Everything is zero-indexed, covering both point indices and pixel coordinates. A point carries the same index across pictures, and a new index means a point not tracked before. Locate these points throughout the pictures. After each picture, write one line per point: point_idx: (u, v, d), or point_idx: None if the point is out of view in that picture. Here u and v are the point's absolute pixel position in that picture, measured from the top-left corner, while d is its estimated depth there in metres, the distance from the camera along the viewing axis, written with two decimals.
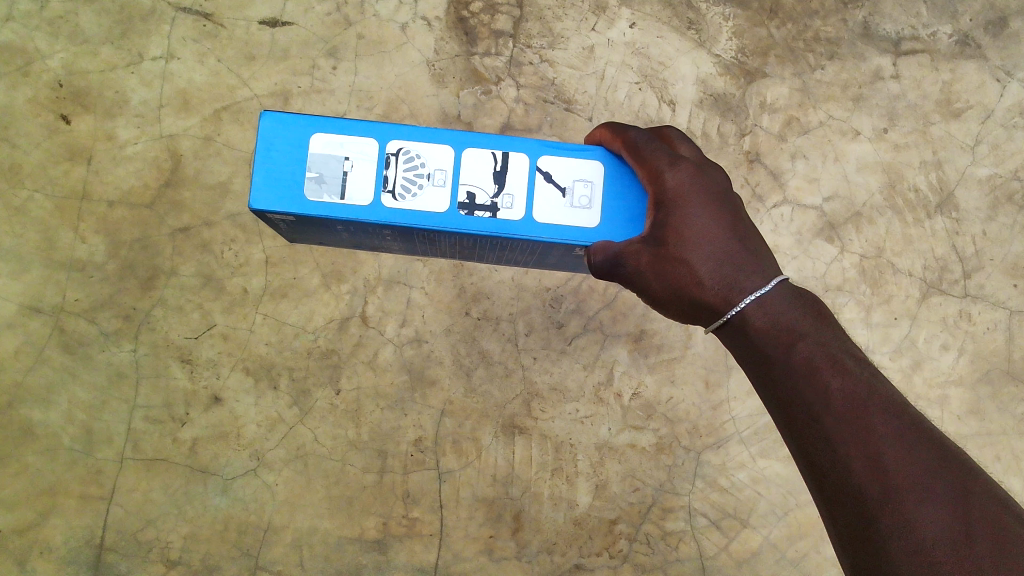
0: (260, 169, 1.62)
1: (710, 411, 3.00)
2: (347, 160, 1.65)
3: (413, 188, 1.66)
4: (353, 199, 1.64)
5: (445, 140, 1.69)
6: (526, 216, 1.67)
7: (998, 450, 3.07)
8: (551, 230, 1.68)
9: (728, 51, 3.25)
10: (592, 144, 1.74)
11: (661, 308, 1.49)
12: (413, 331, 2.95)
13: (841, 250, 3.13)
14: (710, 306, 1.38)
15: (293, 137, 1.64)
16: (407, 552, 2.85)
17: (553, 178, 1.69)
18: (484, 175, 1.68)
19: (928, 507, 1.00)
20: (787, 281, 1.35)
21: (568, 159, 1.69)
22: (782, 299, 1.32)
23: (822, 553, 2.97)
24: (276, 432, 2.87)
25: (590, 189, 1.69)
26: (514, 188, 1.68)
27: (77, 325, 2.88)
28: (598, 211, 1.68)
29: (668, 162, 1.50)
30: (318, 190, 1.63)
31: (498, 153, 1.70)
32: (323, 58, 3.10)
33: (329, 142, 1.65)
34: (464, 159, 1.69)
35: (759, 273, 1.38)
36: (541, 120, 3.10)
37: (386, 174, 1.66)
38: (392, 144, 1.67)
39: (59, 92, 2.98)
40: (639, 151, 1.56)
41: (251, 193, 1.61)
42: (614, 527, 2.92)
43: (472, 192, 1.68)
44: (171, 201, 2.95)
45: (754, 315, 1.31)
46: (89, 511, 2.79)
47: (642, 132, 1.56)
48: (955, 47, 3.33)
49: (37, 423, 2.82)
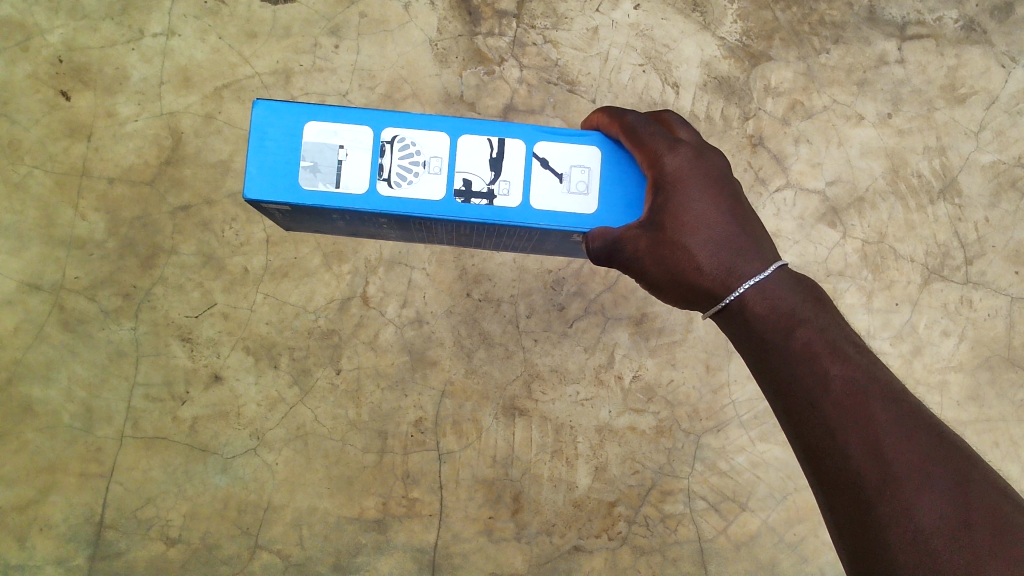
0: (254, 159, 1.61)
1: (710, 395, 3.00)
2: (342, 149, 1.62)
3: (408, 176, 1.64)
4: (349, 188, 1.62)
5: (441, 127, 1.66)
6: (522, 203, 1.66)
7: (996, 436, 3.09)
8: (550, 217, 1.66)
9: (732, 34, 3.23)
10: (589, 129, 1.72)
11: (660, 292, 1.48)
12: (414, 312, 2.95)
13: (843, 235, 3.13)
14: (709, 291, 1.37)
15: (287, 126, 1.62)
16: (407, 532, 2.85)
17: (550, 164, 1.67)
18: (480, 162, 1.66)
19: (926, 495, 1.00)
20: (786, 266, 1.34)
21: (565, 145, 1.68)
22: (781, 285, 1.32)
23: (820, 537, 2.98)
24: (277, 411, 2.87)
25: (588, 174, 1.67)
26: (510, 175, 1.66)
27: (77, 302, 2.87)
28: (595, 196, 1.66)
29: (667, 145, 1.49)
30: (313, 179, 1.61)
31: (494, 139, 1.67)
32: (325, 37, 3.08)
33: (322, 131, 1.63)
34: (460, 146, 1.67)
35: (759, 259, 1.37)
36: (544, 102, 3.09)
37: (382, 162, 1.64)
38: (387, 131, 1.65)
39: (59, 68, 2.96)
40: (637, 135, 1.54)
41: (245, 183, 1.60)
42: (613, 509, 2.93)
43: (468, 178, 1.66)
44: (171, 178, 2.94)
45: (753, 301, 1.31)
46: (89, 488, 2.79)
47: (639, 115, 1.55)
48: (961, 32, 3.32)
49: (37, 401, 2.81)
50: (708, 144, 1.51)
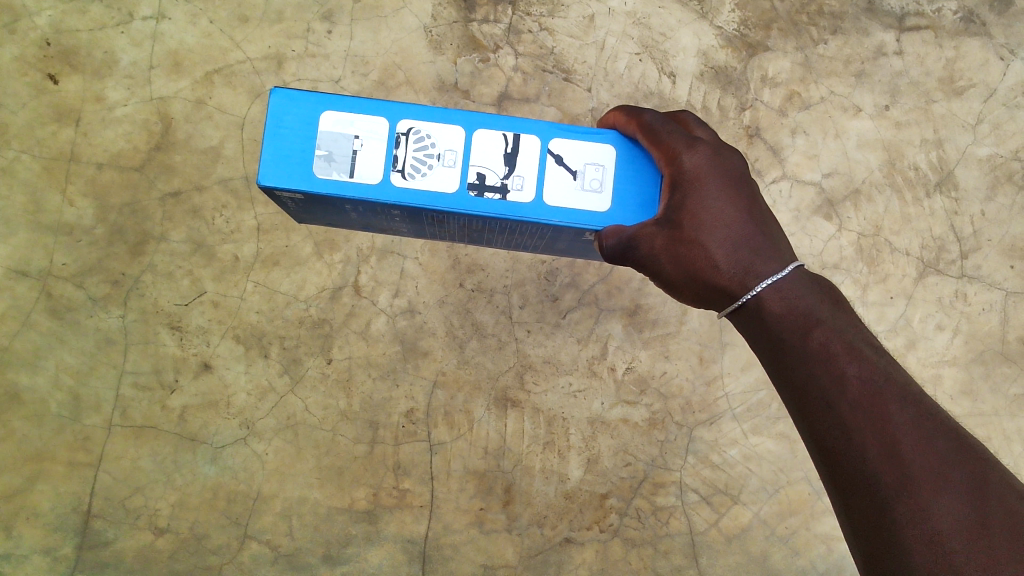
0: (269, 146, 1.59)
1: (703, 387, 2.98)
2: (357, 139, 1.62)
3: (422, 168, 1.62)
4: (362, 177, 1.61)
5: (456, 120, 1.65)
6: (536, 199, 1.64)
7: (990, 430, 3.07)
8: (563, 213, 1.64)
9: (730, 23, 3.20)
10: (605, 128, 1.70)
11: (675, 292, 1.46)
12: (406, 302, 2.92)
13: (839, 228, 3.11)
14: (725, 289, 1.36)
15: (303, 114, 1.61)
16: (397, 523, 2.83)
17: (564, 161, 1.66)
18: (495, 157, 1.65)
19: (944, 497, 0.98)
20: (804, 267, 1.33)
21: (579, 142, 1.67)
22: (799, 285, 1.30)
23: (811, 530, 2.96)
24: (267, 401, 2.85)
25: (602, 172, 1.66)
26: (524, 170, 1.65)
27: (64, 289, 2.84)
28: (609, 195, 1.65)
29: (686, 144, 1.47)
30: (327, 167, 1.60)
31: (509, 135, 1.66)
32: (318, 22, 3.04)
33: (338, 120, 1.62)
34: (476, 140, 1.65)
35: (777, 259, 1.35)
36: (539, 90, 3.05)
37: (396, 153, 1.62)
38: (402, 123, 1.64)
39: (46, 50, 2.92)
40: (655, 134, 1.53)
41: (260, 170, 1.59)
42: (605, 501, 2.91)
43: (482, 172, 1.64)
44: (160, 164, 2.90)
45: (770, 300, 1.29)
46: (76, 477, 2.77)
47: (657, 115, 1.54)
48: (960, 24, 3.29)
49: (25, 388, 2.79)
50: (727, 144, 1.49)
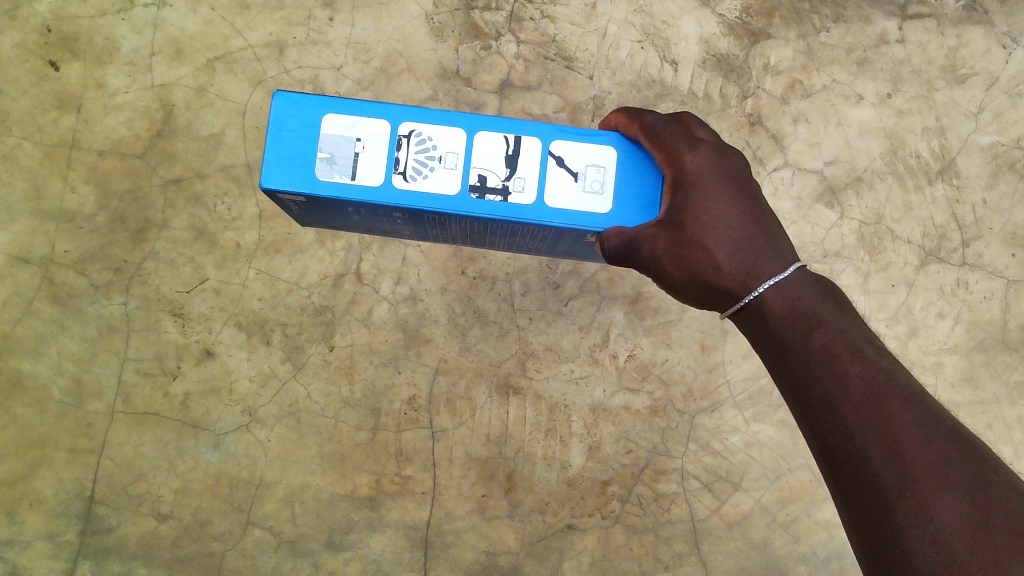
0: (271, 148, 1.60)
1: (704, 374, 2.99)
2: (359, 142, 1.62)
3: (424, 170, 1.62)
4: (364, 179, 1.61)
5: (458, 123, 1.65)
6: (537, 201, 1.64)
7: (989, 418, 3.08)
8: (563, 215, 1.64)
9: (732, 11, 3.20)
10: (607, 129, 1.70)
11: (676, 292, 1.46)
12: (408, 290, 2.92)
13: (841, 216, 3.11)
14: (727, 290, 1.36)
15: (305, 117, 1.61)
16: (399, 509, 2.84)
17: (565, 163, 1.66)
18: (496, 159, 1.65)
19: (945, 496, 0.98)
20: (806, 268, 1.32)
21: (581, 144, 1.66)
22: (800, 285, 1.29)
23: (811, 517, 2.97)
24: (269, 387, 2.85)
25: (603, 174, 1.66)
26: (525, 172, 1.65)
27: (66, 276, 2.83)
28: (610, 196, 1.65)
29: (688, 145, 1.47)
30: (329, 170, 1.60)
31: (510, 137, 1.66)
32: (320, 9, 3.04)
33: (340, 123, 1.62)
34: (477, 143, 1.65)
35: (779, 260, 1.35)
36: (541, 77, 3.05)
37: (397, 156, 1.63)
38: (404, 126, 1.64)
39: (47, 37, 2.92)
40: (657, 135, 1.53)
41: (262, 172, 1.59)
42: (606, 488, 2.91)
43: (483, 174, 1.64)
44: (162, 151, 2.90)
45: (772, 301, 1.29)
46: (79, 463, 2.77)
47: (660, 116, 1.54)
48: (962, 12, 3.29)
49: (27, 375, 2.79)
50: (728, 144, 1.49)
